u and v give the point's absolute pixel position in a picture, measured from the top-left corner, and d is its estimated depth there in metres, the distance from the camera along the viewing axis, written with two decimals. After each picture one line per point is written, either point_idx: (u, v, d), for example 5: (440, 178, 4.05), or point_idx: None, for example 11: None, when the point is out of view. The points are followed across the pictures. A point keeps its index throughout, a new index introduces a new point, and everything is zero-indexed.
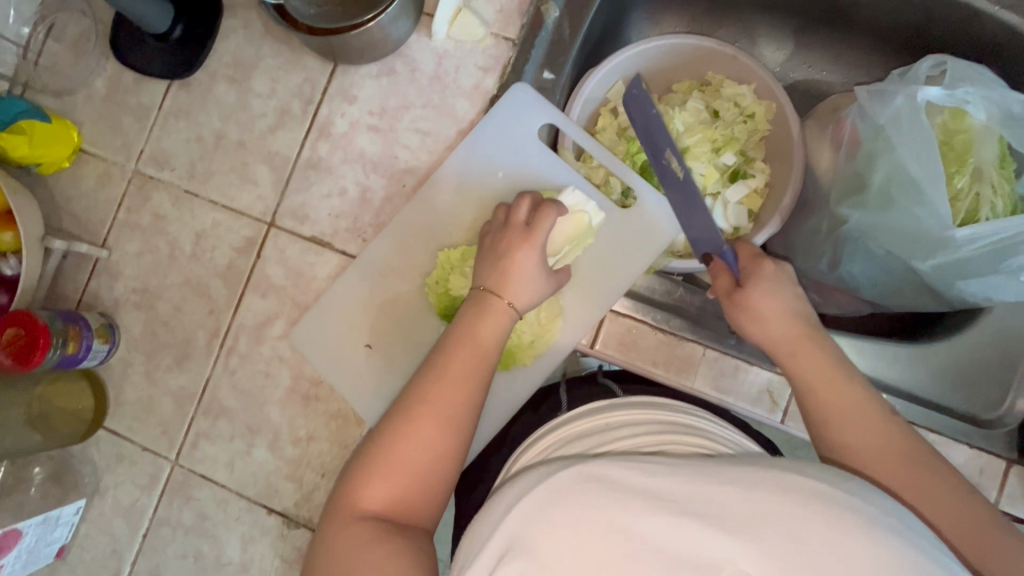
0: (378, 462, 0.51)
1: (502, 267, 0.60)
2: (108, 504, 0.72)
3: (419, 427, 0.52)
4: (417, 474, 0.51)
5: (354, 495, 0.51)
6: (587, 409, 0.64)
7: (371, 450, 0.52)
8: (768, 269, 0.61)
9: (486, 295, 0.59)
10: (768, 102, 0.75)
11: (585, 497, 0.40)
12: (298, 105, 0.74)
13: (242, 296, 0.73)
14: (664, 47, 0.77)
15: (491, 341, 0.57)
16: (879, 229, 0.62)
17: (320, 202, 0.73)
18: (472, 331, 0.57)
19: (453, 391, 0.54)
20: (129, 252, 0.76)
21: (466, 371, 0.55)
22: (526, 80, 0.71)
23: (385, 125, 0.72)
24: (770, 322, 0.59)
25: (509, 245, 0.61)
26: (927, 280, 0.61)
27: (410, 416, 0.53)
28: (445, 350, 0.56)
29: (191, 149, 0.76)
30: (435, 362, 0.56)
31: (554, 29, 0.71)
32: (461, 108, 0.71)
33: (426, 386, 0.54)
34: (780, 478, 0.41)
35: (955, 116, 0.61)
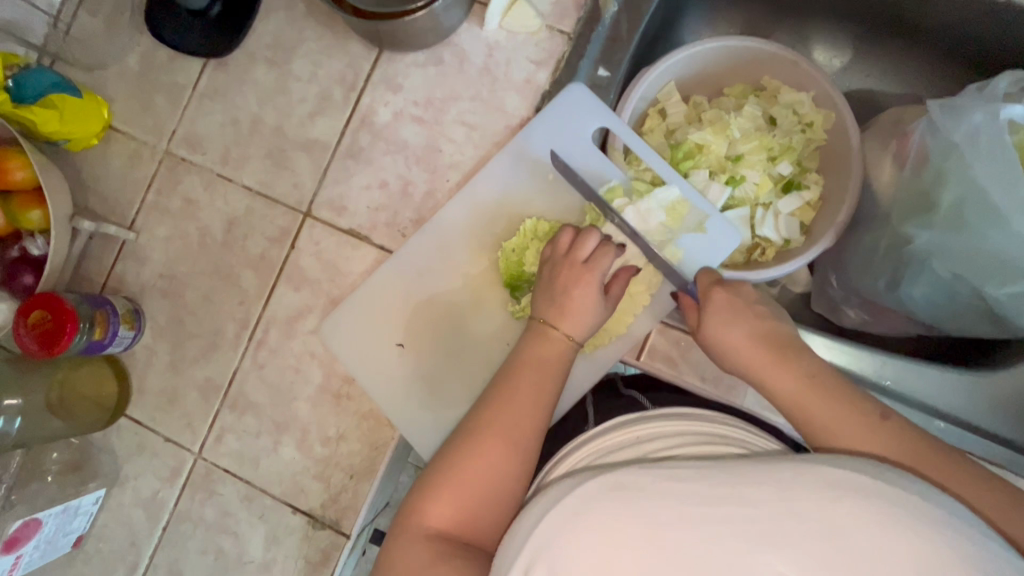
0: (444, 480, 0.53)
1: (560, 295, 0.60)
2: (128, 495, 0.70)
3: (486, 450, 0.53)
4: (483, 493, 0.52)
5: (418, 510, 0.52)
6: (611, 424, 0.60)
7: (437, 466, 0.54)
8: (720, 296, 0.59)
9: (546, 329, 0.60)
10: (828, 111, 0.72)
11: (608, 506, 0.42)
12: (339, 92, 0.71)
13: (274, 288, 0.70)
14: (721, 49, 0.74)
15: (555, 367, 0.58)
16: (949, 251, 0.59)
17: (359, 194, 0.70)
18: (535, 359, 0.58)
19: (519, 415, 0.55)
20: (158, 237, 0.73)
21: (532, 396, 0.56)
22: (579, 77, 0.68)
23: (430, 116, 0.69)
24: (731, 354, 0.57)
25: (568, 270, 0.60)
26: (995, 307, 0.59)
27: (476, 438, 0.54)
28: (509, 374, 0.58)
29: (225, 133, 0.73)
30: (501, 384, 0.57)
31: (611, 24, 0.68)
32: (511, 103, 0.69)
33: (493, 408, 0.56)
34: (814, 476, 0.41)
35: None
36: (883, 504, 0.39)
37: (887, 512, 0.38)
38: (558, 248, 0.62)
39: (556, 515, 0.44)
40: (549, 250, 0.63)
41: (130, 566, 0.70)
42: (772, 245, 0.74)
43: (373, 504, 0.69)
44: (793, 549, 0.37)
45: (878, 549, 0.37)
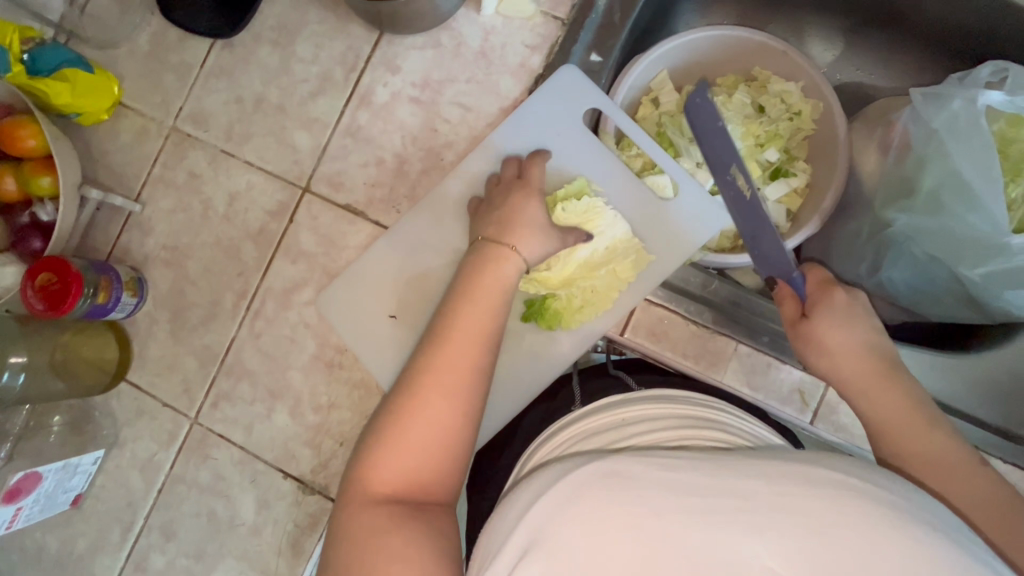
0: (388, 439, 0.48)
1: (501, 219, 0.61)
2: (126, 457, 0.73)
3: (428, 401, 0.49)
4: (425, 446, 0.48)
5: (363, 474, 0.48)
6: (600, 405, 0.61)
7: (379, 424, 0.50)
8: (838, 299, 0.56)
9: (492, 247, 0.59)
10: (816, 100, 0.74)
11: (603, 493, 0.41)
12: (340, 73, 0.74)
13: (272, 260, 0.72)
14: (711, 40, 0.76)
15: (499, 301, 0.55)
16: (924, 232, 0.61)
17: (356, 171, 0.72)
18: (478, 298, 0.55)
19: (461, 359, 0.51)
20: (162, 209, 0.76)
21: (472, 335, 0.53)
22: (572, 61, 0.70)
23: (427, 97, 0.72)
24: (839, 361, 0.55)
25: (508, 195, 0.63)
26: (972, 290, 0.61)
27: (416, 389, 0.50)
28: (450, 318, 0.54)
29: (230, 110, 0.76)
30: (438, 330, 0.53)
31: (604, 11, 0.70)
32: (505, 86, 0.71)
33: (431, 355, 0.52)
34: (808, 472, 0.41)
35: (1012, 124, 0.58)
36: (870, 500, 0.38)
37: (875, 508, 0.37)
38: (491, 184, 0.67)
39: (547, 500, 0.43)
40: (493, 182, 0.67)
41: (125, 526, 0.72)
42: None
43: None
44: (783, 540, 0.36)
45: (871, 549, 0.35)
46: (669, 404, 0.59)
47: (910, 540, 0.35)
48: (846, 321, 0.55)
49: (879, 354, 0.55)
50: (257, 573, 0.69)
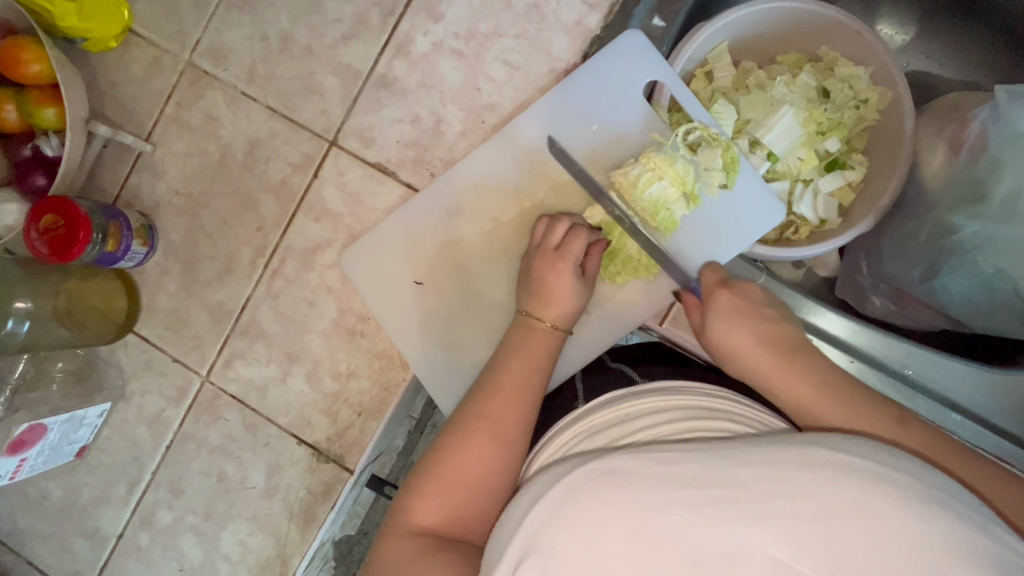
0: (430, 476, 0.51)
1: (540, 285, 0.60)
2: (133, 411, 0.70)
3: (470, 448, 0.52)
4: (468, 486, 0.51)
5: (406, 506, 0.51)
6: (609, 398, 0.58)
7: (426, 461, 0.53)
8: (724, 301, 0.58)
9: (528, 322, 0.60)
10: (884, 89, 0.69)
11: (601, 493, 0.40)
12: (376, 16, 0.67)
13: (294, 217, 0.68)
14: (783, 12, 0.70)
15: (543, 354, 0.58)
16: (1002, 233, 0.58)
17: (389, 127, 0.67)
18: (522, 351, 0.58)
19: (504, 409, 0.54)
20: (175, 152, 0.70)
21: (515, 389, 0.55)
22: (634, 24, 0.65)
23: (471, 51, 0.66)
24: (731, 358, 0.56)
25: (555, 253, 0.60)
26: None
27: (459, 434, 0.53)
28: (495, 369, 0.57)
29: (252, 48, 0.69)
30: (483, 382, 0.57)
31: None
32: (558, 45, 0.65)
33: (479, 403, 0.55)
34: (801, 455, 0.41)
35: None
36: (874, 480, 0.38)
37: (877, 492, 0.37)
38: (534, 238, 0.62)
39: (545, 505, 0.42)
40: (543, 228, 0.62)
41: (131, 480, 0.70)
42: (807, 224, 0.72)
43: (378, 443, 0.69)
44: (784, 526, 0.36)
45: (873, 532, 0.36)
46: (680, 396, 0.56)
47: (910, 519, 0.36)
48: (698, 281, 0.61)
49: (781, 343, 0.55)
50: (267, 536, 0.68)
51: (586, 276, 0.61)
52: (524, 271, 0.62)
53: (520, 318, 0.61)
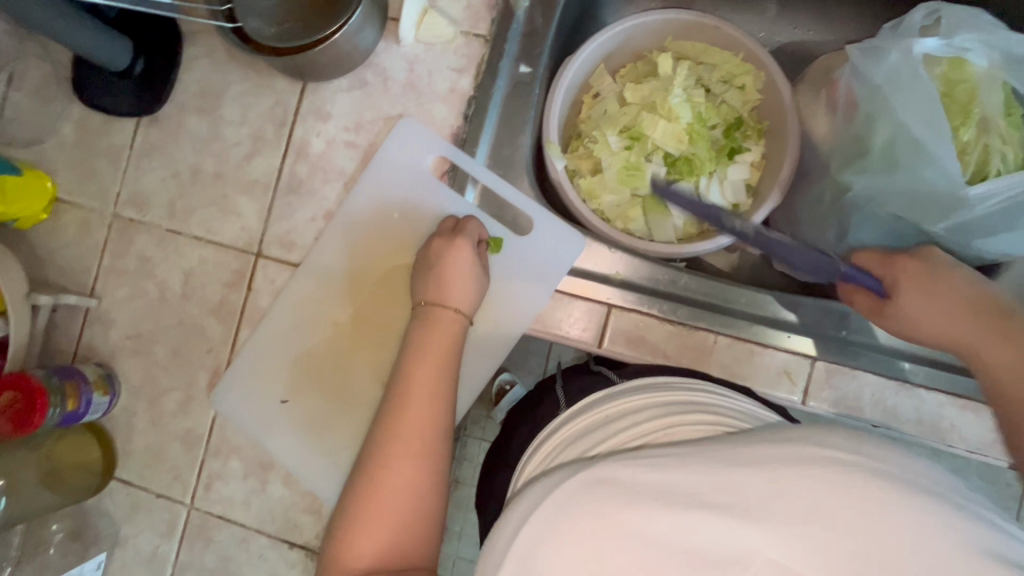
0: (361, 512, 0.50)
1: (415, 341, 0.58)
2: (130, 555, 0.72)
3: (362, 541, 0.49)
4: (398, 507, 0.50)
5: (344, 545, 0.49)
6: (584, 406, 0.59)
7: (353, 501, 0.51)
8: (909, 267, 0.57)
9: (430, 309, 0.60)
10: (757, 71, 0.72)
11: (592, 507, 0.40)
12: (271, 130, 0.72)
13: (238, 331, 0.71)
14: (645, 27, 0.74)
15: (430, 431, 0.53)
16: (892, 187, 0.59)
17: (305, 227, 0.70)
18: (402, 434, 0.53)
19: (389, 509, 0.50)
20: (119, 299, 0.74)
21: (427, 385, 0.55)
22: (501, 77, 0.68)
23: (363, 140, 0.70)
24: (931, 325, 0.56)
25: (438, 288, 0.61)
26: (942, 241, 0.60)
27: (353, 529, 0.50)
28: (377, 449, 0.53)
29: (168, 187, 0.74)
30: (394, 395, 0.55)
31: (525, 20, 0.69)
32: (438, 114, 0.69)
33: (391, 415, 0.54)
34: (799, 451, 0.39)
35: (954, 65, 0.58)
36: (874, 474, 0.37)
37: (873, 487, 0.36)
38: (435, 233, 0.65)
39: (536, 523, 0.41)
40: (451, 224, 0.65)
41: None
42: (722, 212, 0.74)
43: None
44: (782, 531, 0.36)
45: (868, 532, 0.35)
46: (652, 392, 0.57)
47: (907, 509, 0.35)
48: (930, 294, 0.55)
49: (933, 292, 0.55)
50: None
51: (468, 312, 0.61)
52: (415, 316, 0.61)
53: (395, 380, 0.56)
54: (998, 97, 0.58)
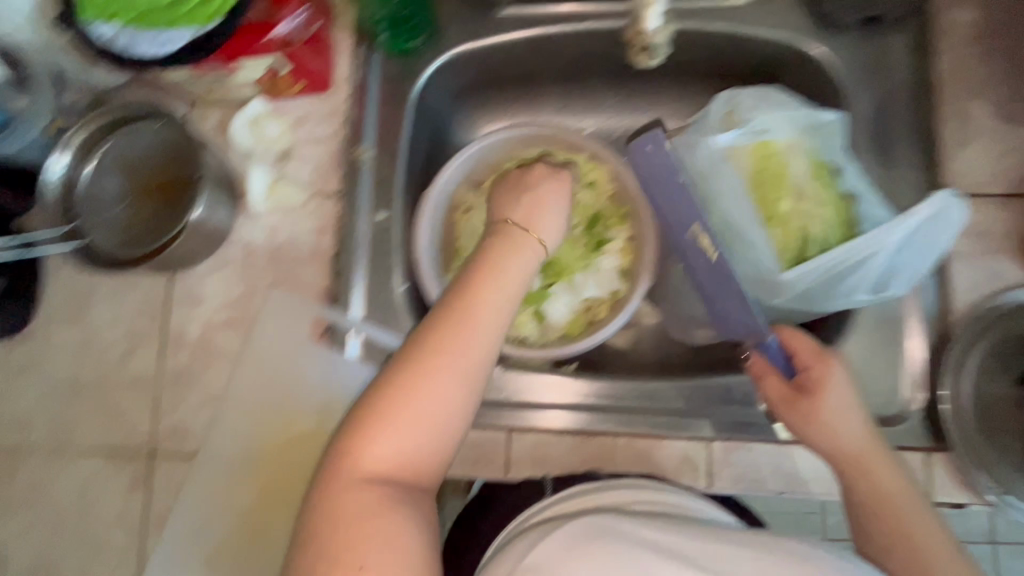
0: (379, 417, 0.43)
1: (490, 266, 0.48)
2: None
3: (380, 447, 0.43)
4: (423, 424, 0.44)
5: (359, 444, 0.43)
6: (576, 487, 0.55)
7: (365, 403, 0.44)
8: (833, 372, 0.56)
9: (510, 233, 0.51)
10: (604, 166, 0.77)
11: (606, 545, 0.40)
12: (146, 323, 0.71)
13: (144, 538, 0.68)
14: (494, 144, 0.79)
15: (467, 400, 0.45)
16: (733, 275, 0.63)
17: (195, 415, 0.69)
18: (435, 358, 0.44)
19: (411, 441, 0.43)
20: (13, 530, 0.70)
21: (485, 332, 0.46)
22: (359, 229, 0.71)
23: (238, 315, 0.70)
24: (837, 433, 0.55)
25: (527, 212, 0.53)
26: (791, 307, 0.63)
27: (373, 429, 0.43)
28: (431, 351, 0.44)
29: (49, 402, 0.71)
30: (440, 325, 0.45)
31: (373, 170, 0.72)
32: (307, 275, 0.70)
33: (433, 336, 0.45)
34: (769, 542, 0.43)
35: (761, 144, 0.63)
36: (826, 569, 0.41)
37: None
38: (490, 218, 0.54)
39: (556, 542, 0.41)
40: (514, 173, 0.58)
41: None
42: (603, 301, 0.76)
43: None
44: None
45: None
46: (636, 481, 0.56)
47: None
48: (847, 408, 0.56)
49: (849, 411, 0.56)
50: None
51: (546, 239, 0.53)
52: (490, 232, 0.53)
53: (425, 338, 0.45)
54: (804, 160, 0.63)
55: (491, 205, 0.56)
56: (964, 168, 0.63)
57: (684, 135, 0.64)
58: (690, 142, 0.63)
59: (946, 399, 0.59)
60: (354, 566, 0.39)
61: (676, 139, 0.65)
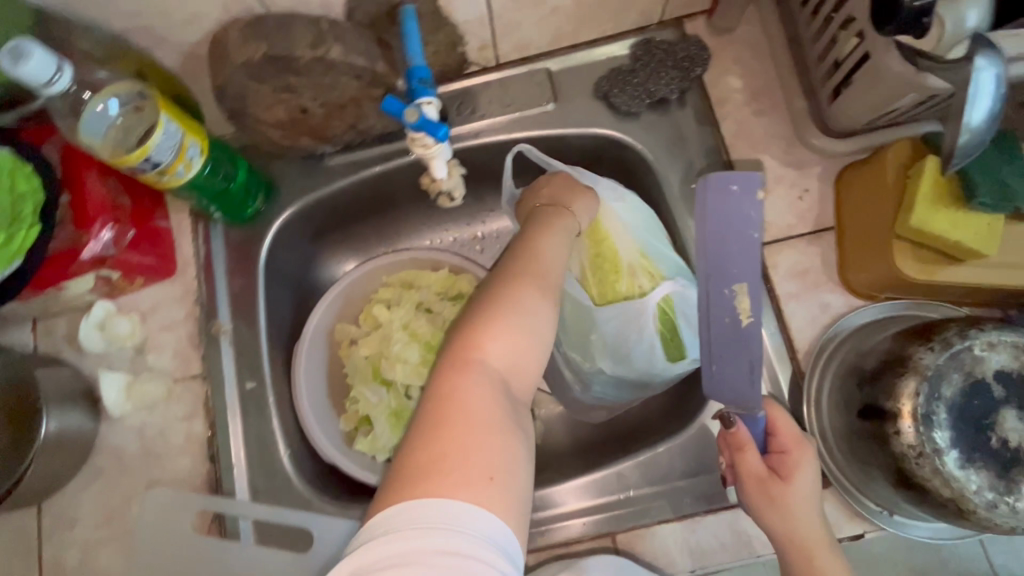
0: (490, 313, 0.51)
1: (539, 225, 0.61)
2: None
3: (494, 343, 0.49)
4: (525, 324, 0.51)
5: (472, 340, 0.49)
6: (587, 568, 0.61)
7: (482, 306, 0.52)
8: (805, 458, 0.56)
9: (552, 211, 0.64)
10: (467, 277, 0.81)
11: None
12: (16, 561, 0.66)
13: None
14: (361, 280, 0.82)
15: (538, 332, 0.52)
16: (597, 355, 0.70)
17: None
18: (523, 274, 0.54)
19: (529, 337, 0.51)
20: None
21: (551, 257, 0.58)
22: (229, 403, 0.69)
23: (117, 527, 0.66)
24: (795, 519, 0.55)
25: (564, 194, 0.66)
26: (649, 373, 0.69)
27: (479, 330, 0.50)
28: (509, 278, 0.54)
29: None
30: (510, 259, 0.57)
31: (233, 341, 0.71)
32: (184, 466, 0.68)
33: (505, 270, 0.55)
34: None
35: (593, 231, 0.69)
36: None
37: None
38: (535, 197, 0.68)
39: None
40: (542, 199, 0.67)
41: None
42: None
43: None
44: None
45: None
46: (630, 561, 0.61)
47: None
48: (808, 496, 0.56)
49: (807, 497, 0.56)
50: None
51: (579, 217, 0.65)
52: (534, 215, 0.64)
53: (511, 269, 0.55)
54: (634, 237, 0.69)
55: (532, 200, 0.67)
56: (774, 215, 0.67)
57: (720, 173, 0.59)
58: (734, 184, 0.59)
59: (814, 433, 0.62)
60: (482, 472, 0.42)
61: (708, 178, 0.59)
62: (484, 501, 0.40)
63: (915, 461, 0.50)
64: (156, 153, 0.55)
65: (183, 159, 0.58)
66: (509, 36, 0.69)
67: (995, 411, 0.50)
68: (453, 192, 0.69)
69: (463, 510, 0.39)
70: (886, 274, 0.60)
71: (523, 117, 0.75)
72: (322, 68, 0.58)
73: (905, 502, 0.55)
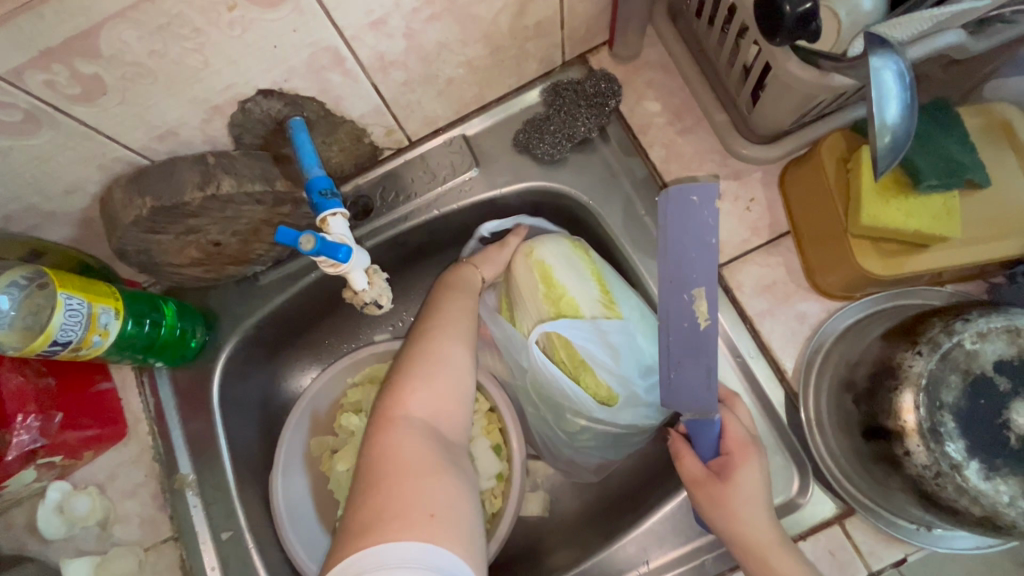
0: (412, 371, 0.56)
1: (451, 278, 0.65)
2: None
3: (417, 396, 0.54)
4: (443, 374, 0.56)
5: (397, 399, 0.53)
6: None
7: (406, 366, 0.57)
8: (751, 463, 0.54)
9: (461, 265, 0.67)
10: None
11: None
12: None
13: None
14: (323, 388, 0.76)
15: (458, 383, 0.57)
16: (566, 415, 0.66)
17: None
18: (436, 330, 0.59)
19: (447, 388, 0.55)
20: None
21: (467, 307, 0.63)
22: (207, 562, 0.65)
23: None
24: (744, 523, 0.52)
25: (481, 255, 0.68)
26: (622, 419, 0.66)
27: (403, 389, 0.54)
28: (425, 337, 0.59)
29: None
30: (427, 316, 0.62)
31: (200, 493, 0.67)
32: None
33: (422, 329, 0.60)
34: None
35: (548, 294, 0.65)
36: None
37: None
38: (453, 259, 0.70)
39: None
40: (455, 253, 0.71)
41: None
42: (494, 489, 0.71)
43: None
44: None
45: None
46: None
47: None
48: (752, 498, 0.53)
49: (754, 499, 0.53)
50: None
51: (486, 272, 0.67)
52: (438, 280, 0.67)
53: (425, 334, 0.59)
54: (589, 282, 0.65)
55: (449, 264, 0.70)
56: (726, 233, 0.63)
57: (680, 184, 0.53)
58: (695, 194, 0.52)
59: (823, 455, 0.58)
60: (425, 511, 0.44)
61: (668, 190, 0.53)
62: (429, 537, 0.42)
63: (935, 481, 0.46)
64: (61, 333, 0.52)
65: (95, 329, 0.55)
66: (412, 116, 0.66)
67: (1004, 406, 0.45)
68: (386, 301, 0.62)
69: (411, 548, 0.41)
70: (853, 276, 0.56)
71: (449, 188, 0.71)
72: (219, 205, 0.56)
73: (929, 516, 0.50)
